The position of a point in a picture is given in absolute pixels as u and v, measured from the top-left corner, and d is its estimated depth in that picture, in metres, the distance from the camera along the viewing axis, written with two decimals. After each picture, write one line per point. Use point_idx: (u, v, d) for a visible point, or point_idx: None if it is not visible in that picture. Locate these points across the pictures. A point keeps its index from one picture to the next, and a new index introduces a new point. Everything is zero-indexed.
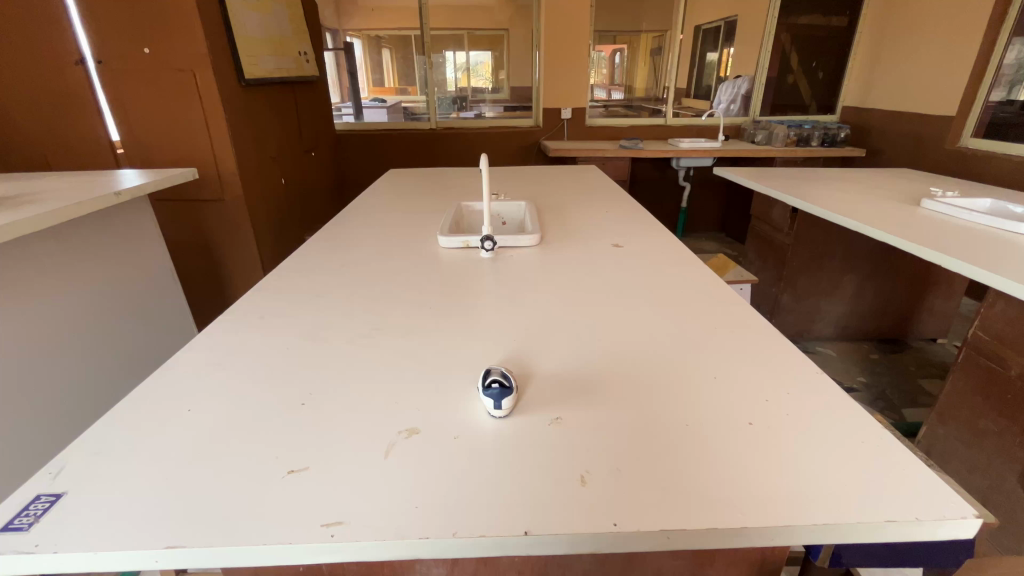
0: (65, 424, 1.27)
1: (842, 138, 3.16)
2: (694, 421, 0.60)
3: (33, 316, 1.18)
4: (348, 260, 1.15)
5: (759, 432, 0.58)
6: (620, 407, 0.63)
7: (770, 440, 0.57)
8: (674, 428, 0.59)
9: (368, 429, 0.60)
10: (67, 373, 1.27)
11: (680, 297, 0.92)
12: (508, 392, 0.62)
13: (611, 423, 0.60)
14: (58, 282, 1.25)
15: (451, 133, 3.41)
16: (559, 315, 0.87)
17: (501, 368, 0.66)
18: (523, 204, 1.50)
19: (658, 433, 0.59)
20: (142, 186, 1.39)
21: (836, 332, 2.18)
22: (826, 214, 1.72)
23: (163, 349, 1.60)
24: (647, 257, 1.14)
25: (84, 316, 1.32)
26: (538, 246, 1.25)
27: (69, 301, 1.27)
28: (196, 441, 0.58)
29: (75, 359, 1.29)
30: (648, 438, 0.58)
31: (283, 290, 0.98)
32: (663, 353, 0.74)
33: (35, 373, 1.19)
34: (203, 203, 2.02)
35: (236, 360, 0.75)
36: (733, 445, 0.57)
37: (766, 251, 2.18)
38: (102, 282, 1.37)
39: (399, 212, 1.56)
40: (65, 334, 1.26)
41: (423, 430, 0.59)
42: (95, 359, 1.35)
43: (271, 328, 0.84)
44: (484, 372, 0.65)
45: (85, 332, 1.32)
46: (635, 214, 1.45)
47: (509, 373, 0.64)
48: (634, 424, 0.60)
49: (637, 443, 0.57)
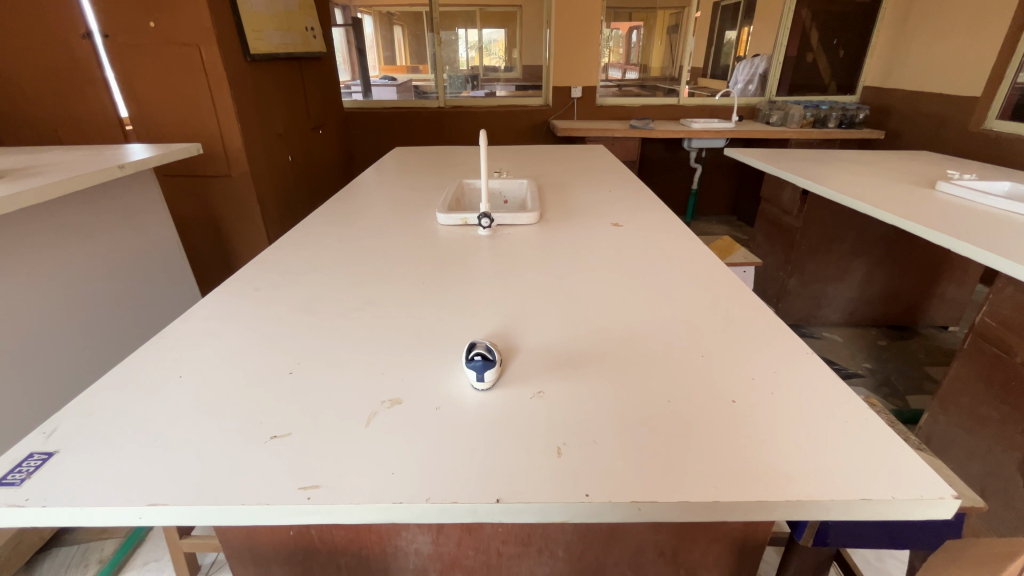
0: (67, 392, 1.31)
1: (861, 119, 3.06)
2: (677, 397, 0.60)
3: (38, 288, 1.21)
4: (347, 235, 1.15)
5: (740, 409, 0.58)
6: (603, 381, 0.63)
7: (751, 417, 0.57)
8: (656, 403, 0.59)
9: (352, 397, 0.61)
10: (68, 346, 1.30)
11: (675, 276, 0.91)
12: (491, 365, 0.62)
13: (593, 397, 0.60)
14: (64, 255, 1.28)
15: (460, 112, 3.38)
16: (552, 292, 0.86)
17: (486, 341, 0.66)
18: (524, 182, 1.49)
19: (640, 409, 0.59)
20: (146, 161, 1.40)
21: (843, 318, 2.14)
22: (836, 196, 1.68)
23: (166, 312, 1.63)
24: (646, 236, 1.13)
25: (89, 288, 1.35)
26: (537, 224, 1.24)
27: (74, 274, 1.30)
28: (185, 406, 0.59)
29: (75, 334, 1.31)
30: (628, 411, 0.58)
31: (279, 263, 1.00)
32: (650, 329, 0.74)
33: (39, 343, 1.22)
34: (209, 179, 2.03)
35: (229, 329, 0.76)
36: (714, 422, 0.57)
37: (774, 234, 2.14)
38: (105, 251, 1.39)
39: (401, 190, 1.56)
40: (70, 305, 1.30)
41: (406, 400, 0.60)
42: (95, 335, 1.38)
43: (266, 299, 0.85)
44: (466, 347, 0.65)
45: (83, 310, 1.34)
46: (639, 193, 1.43)
47: (493, 346, 0.64)
48: (616, 397, 0.60)
49: (618, 417, 0.57)
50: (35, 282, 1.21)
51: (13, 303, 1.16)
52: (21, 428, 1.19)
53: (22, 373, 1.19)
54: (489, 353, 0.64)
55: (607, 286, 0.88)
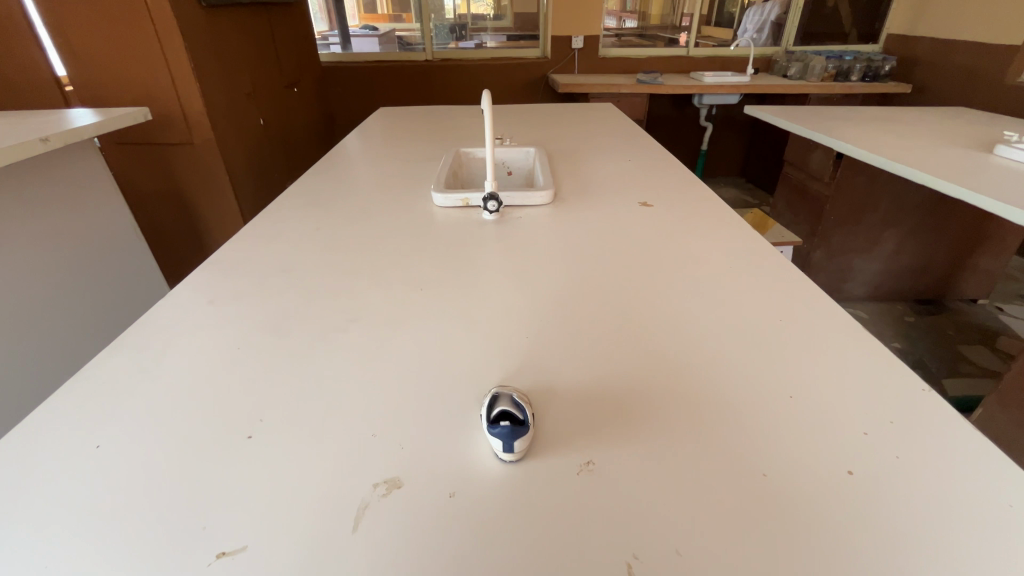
0: (17, 405, 1.13)
1: (886, 72, 2.83)
2: (766, 470, 0.45)
3: None
4: (326, 223, 0.96)
5: (855, 490, 0.44)
6: (670, 444, 0.48)
7: (872, 504, 0.43)
8: (747, 482, 0.44)
9: (339, 480, 0.45)
10: (9, 356, 1.11)
11: (730, 275, 0.75)
12: (524, 433, 0.45)
13: (658, 473, 0.45)
14: None
15: (450, 65, 3.07)
16: (582, 303, 0.69)
17: (510, 391, 0.50)
18: (532, 150, 1.29)
19: (724, 492, 0.44)
20: (78, 130, 1.16)
21: (868, 292, 2.00)
22: (877, 161, 1.49)
23: (128, 303, 1.44)
24: (683, 219, 0.95)
25: (30, 286, 1.15)
26: (551, 203, 1.05)
27: (9, 270, 1.10)
28: (108, 502, 0.43)
29: (15, 342, 1.12)
30: (709, 497, 0.43)
31: (244, 263, 0.81)
32: (713, 357, 0.58)
33: None
34: (169, 148, 1.79)
35: (173, 365, 0.59)
36: (826, 512, 0.42)
37: (798, 202, 1.95)
38: (45, 239, 1.18)
39: (390, 161, 1.35)
40: (8, 307, 1.10)
41: (409, 482, 0.45)
42: (42, 340, 1.18)
43: (224, 318, 0.67)
44: (488, 401, 0.49)
45: (23, 313, 1.14)
46: (665, 164, 1.24)
47: (524, 401, 0.48)
48: (688, 472, 0.45)
49: (695, 505, 0.42)
50: None
51: None
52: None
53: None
54: (519, 413, 0.47)
55: (650, 292, 0.71)
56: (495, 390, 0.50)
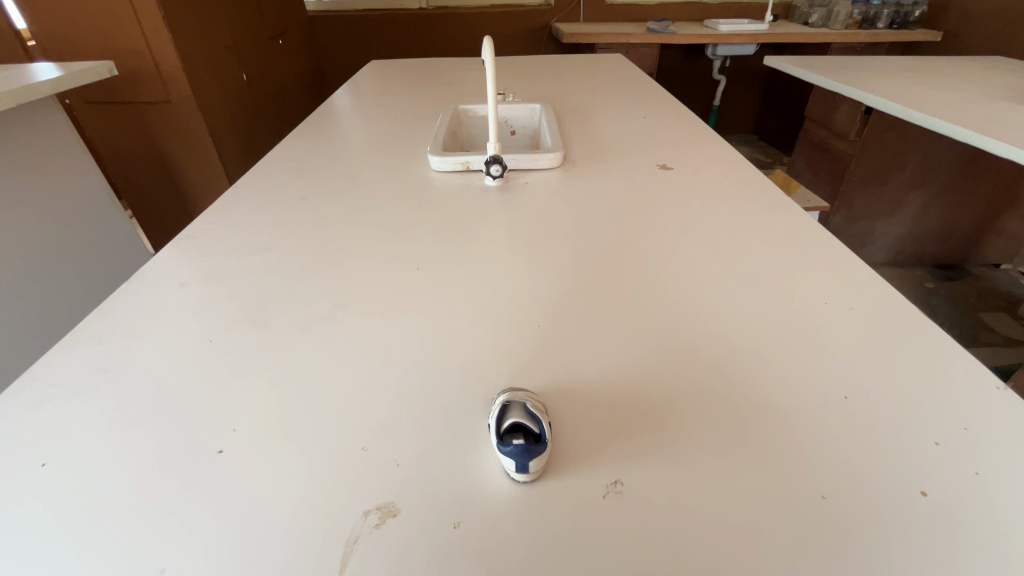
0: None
1: (915, 18, 2.62)
2: (820, 491, 0.39)
3: None
4: (312, 191, 0.87)
5: (930, 517, 0.37)
6: (709, 460, 0.41)
7: (951, 532, 0.36)
8: (801, 506, 0.38)
9: (326, 506, 0.39)
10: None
11: (765, 253, 0.67)
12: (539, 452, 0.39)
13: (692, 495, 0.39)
14: None
15: (446, 14, 2.86)
16: (600, 286, 0.62)
17: (522, 398, 0.43)
18: (538, 107, 1.17)
19: (770, 519, 0.37)
20: (35, 89, 1.04)
21: (888, 257, 1.92)
22: (906, 114, 1.36)
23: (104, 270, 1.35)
24: (707, 185, 0.86)
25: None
26: (560, 167, 0.96)
27: None
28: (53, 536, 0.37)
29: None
30: (755, 525, 0.37)
31: (220, 239, 0.73)
32: (751, 351, 0.51)
33: None
34: (145, 106, 1.66)
35: (136, 364, 0.52)
36: (894, 544, 0.36)
37: (818, 161, 1.83)
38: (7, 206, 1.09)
39: (382, 120, 1.23)
40: None
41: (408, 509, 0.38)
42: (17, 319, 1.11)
43: (196, 304, 0.60)
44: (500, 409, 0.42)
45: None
46: (683, 122, 1.14)
47: (539, 412, 0.41)
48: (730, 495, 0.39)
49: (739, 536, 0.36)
50: None
51: None
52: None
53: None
54: (533, 426, 0.40)
55: (674, 273, 0.63)
56: (505, 397, 0.43)
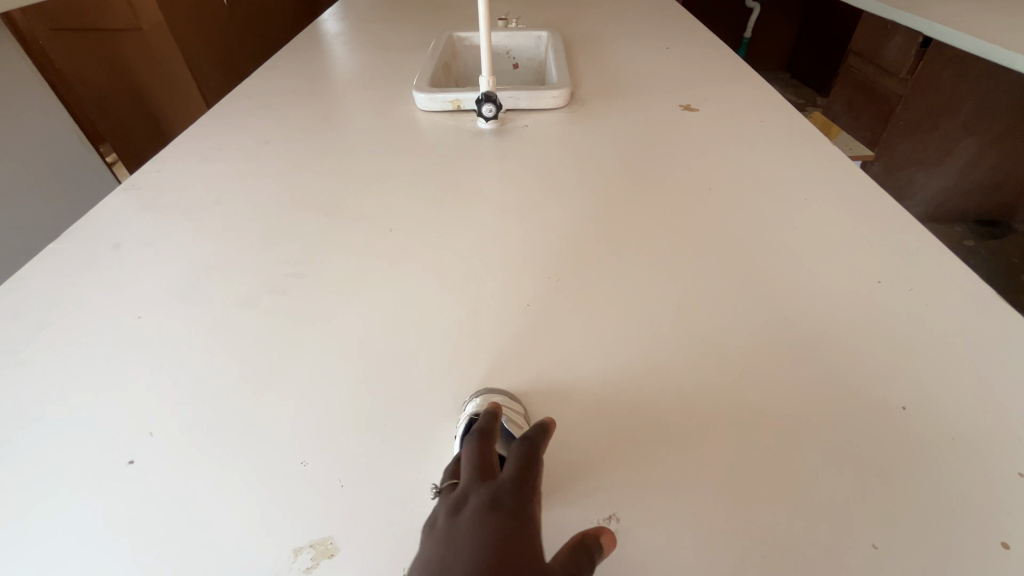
0: None
1: None
2: (848, 535, 0.32)
3: None
4: (281, 134, 0.76)
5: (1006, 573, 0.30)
6: (728, 496, 0.34)
7: None
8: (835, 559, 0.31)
9: (271, 540, 0.33)
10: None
11: (802, 217, 0.56)
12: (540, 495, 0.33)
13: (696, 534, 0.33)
14: None
15: None
16: (604, 259, 0.53)
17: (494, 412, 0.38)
18: (544, 34, 1.02)
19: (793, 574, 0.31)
20: None
21: (926, 211, 1.76)
22: (967, 44, 1.16)
23: (71, 206, 1.25)
24: (735, 132, 0.74)
25: None
26: (567, 107, 0.83)
27: None
28: None
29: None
30: None
31: (168, 193, 0.63)
32: (767, 351, 0.43)
33: None
34: (113, 34, 1.50)
35: (48, 345, 0.45)
36: None
37: (860, 101, 1.64)
38: None
39: (365, 50, 1.09)
40: None
41: (367, 547, 0.33)
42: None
43: (133, 270, 0.52)
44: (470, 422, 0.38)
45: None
46: (712, 55, 0.99)
47: (514, 428, 0.36)
48: (733, 540, 0.32)
49: None
50: None
51: None
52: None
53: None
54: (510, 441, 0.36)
55: (691, 243, 0.54)
56: (474, 408, 0.38)
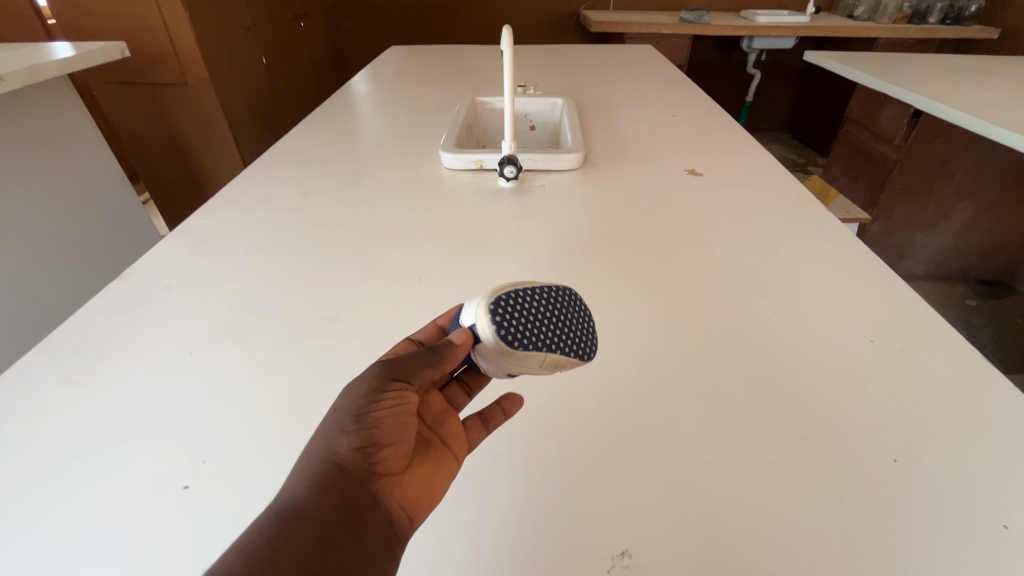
0: None
1: (970, 14, 2.48)
2: None
3: None
4: (318, 187, 0.83)
5: None
6: (733, 537, 0.37)
7: None
8: None
9: None
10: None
11: (798, 277, 0.61)
12: (533, 333, 0.40)
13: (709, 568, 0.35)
14: None
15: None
16: (615, 311, 0.57)
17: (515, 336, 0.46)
18: (559, 100, 1.11)
19: None
20: (42, 69, 1.01)
21: (927, 270, 1.81)
22: (953, 117, 1.24)
23: (119, 248, 1.32)
24: (735, 195, 0.80)
25: (21, 243, 1.06)
26: (580, 168, 0.89)
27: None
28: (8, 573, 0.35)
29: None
30: None
31: (215, 239, 0.69)
32: (767, 402, 0.46)
33: None
34: (162, 88, 1.64)
35: (110, 375, 0.49)
36: None
37: (857, 165, 1.72)
38: (31, 188, 1.07)
39: (395, 111, 1.18)
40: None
41: None
42: (33, 316, 1.09)
43: (187, 309, 0.57)
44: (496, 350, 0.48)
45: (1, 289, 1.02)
46: (715, 123, 1.07)
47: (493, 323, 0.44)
48: None
49: None
50: None
51: None
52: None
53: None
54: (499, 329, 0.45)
55: (694, 299, 0.58)
56: None
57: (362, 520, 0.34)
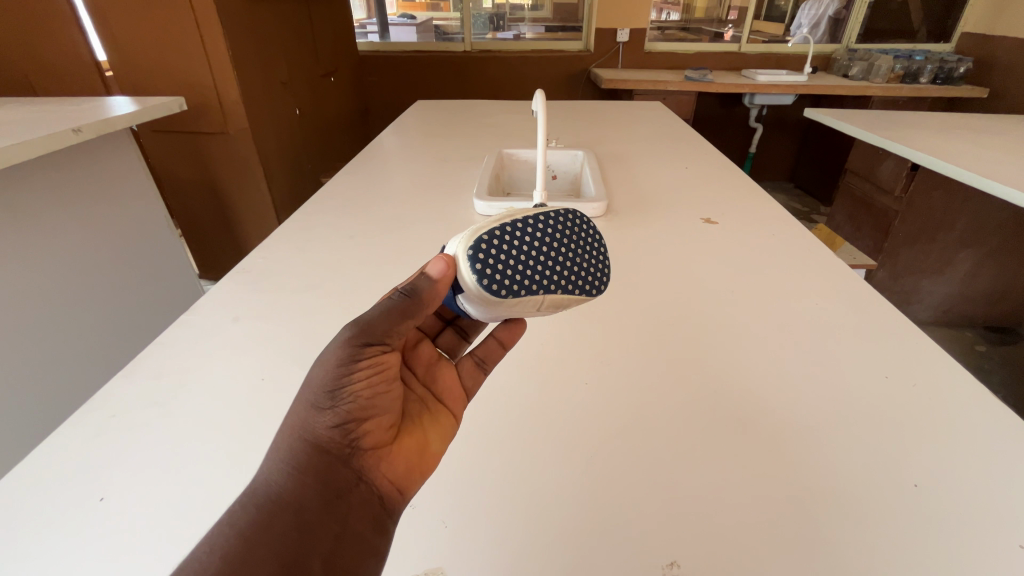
0: (64, 400, 1.12)
1: (959, 74, 2.63)
2: None
3: (16, 284, 1.00)
4: (362, 230, 0.91)
5: None
6: (769, 552, 0.41)
7: None
8: None
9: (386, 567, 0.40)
10: (36, 367, 1.05)
11: (813, 317, 0.66)
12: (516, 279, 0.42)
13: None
14: (39, 244, 1.05)
15: (489, 58, 2.95)
16: (646, 346, 0.62)
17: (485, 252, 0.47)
18: (580, 153, 1.20)
19: None
20: (112, 121, 1.11)
21: (934, 316, 1.85)
22: (950, 171, 1.31)
23: (161, 286, 1.39)
24: (750, 241, 0.87)
25: (73, 279, 1.13)
26: (603, 216, 0.96)
27: (54, 265, 1.08)
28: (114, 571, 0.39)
29: (45, 351, 1.07)
30: None
31: (274, 276, 0.76)
32: (790, 431, 0.50)
33: (23, 350, 1.02)
34: (205, 137, 1.77)
35: (189, 397, 0.54)
36: None
37: (861, 214, 1.80)
38: (87, 227, 1.16)
39: (427, 161, 1.27)
40: (49, 303, 1.08)
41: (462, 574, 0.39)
42: (74, 348, 1.14)
43: (253, 340, 0.63)
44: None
45: (49, 321, 1.08)
46: (725, 175, 1.15)
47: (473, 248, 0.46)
48: None
49: None
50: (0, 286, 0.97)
51: None
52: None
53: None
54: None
55: (718, 337, 0.63)
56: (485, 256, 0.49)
57: (344, 496, 0.38)
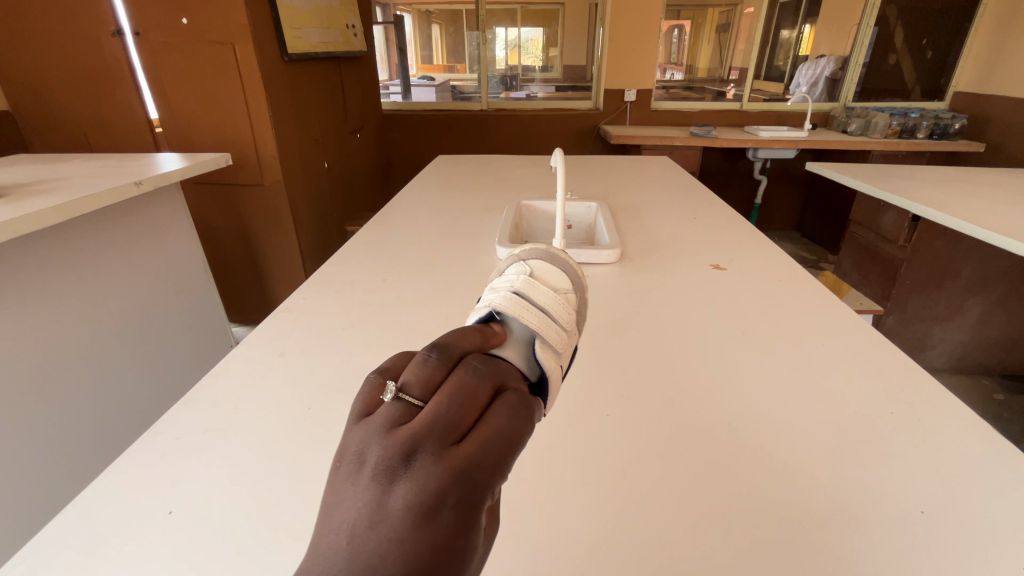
0: (105, 435, 1.17)
1: (956, 129, 2.75)
2: None
3: (69, 324, 1.07)
4: (393, 274, 0.98)
5: None
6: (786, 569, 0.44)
7: None
8: None
9: None
10: (81, 404, 1.10)
11: (819, 356, 0.71)
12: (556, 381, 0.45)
13: None
14: (93, 286, 1.13)
15: (504, 115, 3.14)
16: (663, 384, 0.67)
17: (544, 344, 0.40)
18: (594, 205, 1.28)
19: None
20: (168, 175, 1.22)
21: (949, 363, 1.85)
22: (949, 222, 1.37)
23: (199, 328, 1.47)
24: (758, 286, 0.92)
25: (120, 319, 1.20)
26: (619, 262, 1.03)
27: (106, 307, 1.16)
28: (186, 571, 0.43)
29: (90, 387, 1.12)
30: None
31: (313, 316, 0.82)
32: (799, 460, 0.54)
33: (71, 384, 1.08)
34: (241, 188, 1.90)
35: (244, 422, 0.60)
36: None
37: (867, 262, 1.85)
38: (135, 271, 1.24)
39: (451, 211, 1.36)
40: (98, 341, 1.14)
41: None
42: (117, 388, 1.19)
43: (299, 372, 0.68)
44: (479, 319, 0.42)
45: (96, 358, 1.14)
46: (732, 224, 1.22)
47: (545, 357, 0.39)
48: None
49: None
50: (58, 323, 1.05)
51: (44, 345, 1.02)
52: (41, 513, 1.01)
53: (33, 448, 0.99)
54: (535, 373, 0.40)
55: (730, 376, 0.68)
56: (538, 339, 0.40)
57: None
